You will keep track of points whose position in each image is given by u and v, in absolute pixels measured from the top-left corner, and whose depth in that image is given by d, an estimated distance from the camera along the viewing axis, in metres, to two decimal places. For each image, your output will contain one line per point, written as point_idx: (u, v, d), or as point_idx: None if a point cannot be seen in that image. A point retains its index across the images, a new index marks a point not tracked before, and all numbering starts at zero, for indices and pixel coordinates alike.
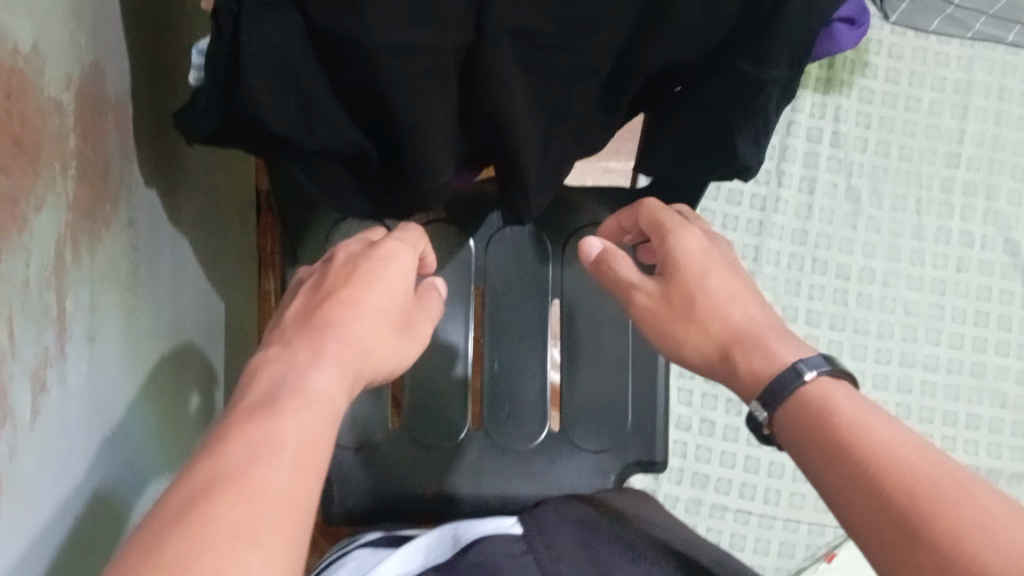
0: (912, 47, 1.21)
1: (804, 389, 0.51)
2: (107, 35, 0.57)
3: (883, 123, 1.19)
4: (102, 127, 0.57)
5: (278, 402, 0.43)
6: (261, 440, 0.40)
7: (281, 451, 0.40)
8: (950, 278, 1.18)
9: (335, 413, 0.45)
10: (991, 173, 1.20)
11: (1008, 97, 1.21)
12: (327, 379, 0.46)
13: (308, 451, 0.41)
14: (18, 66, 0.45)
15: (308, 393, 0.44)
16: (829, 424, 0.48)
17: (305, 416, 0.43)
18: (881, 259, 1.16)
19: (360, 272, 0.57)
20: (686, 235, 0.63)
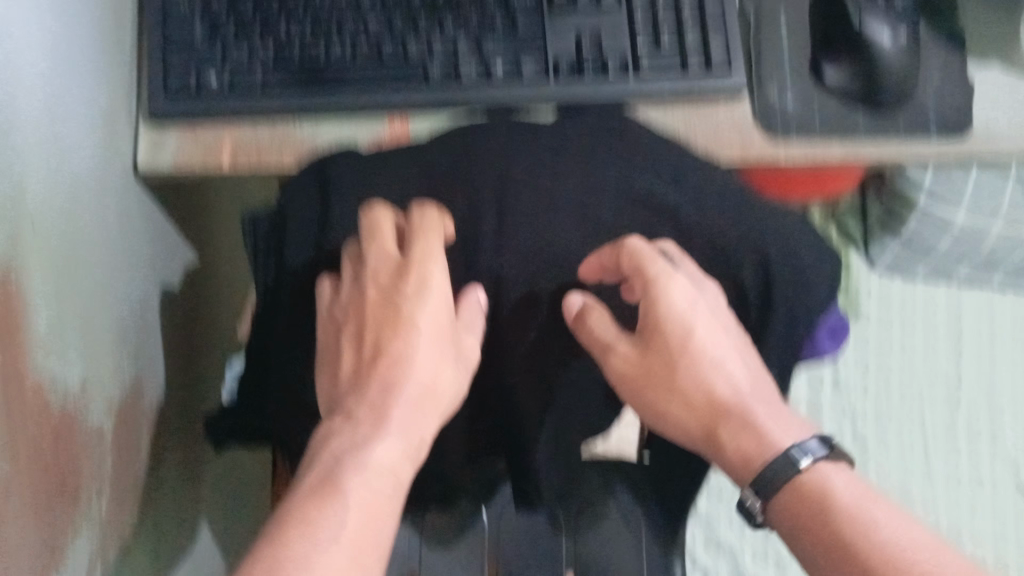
0: (901, 294, 1.24)
1: (800, 479, 0.45)
2: (148, 355, 0.61)
3: (881, 366, 1.22)
4: (139, 439, 0.60)
5: (340, 486, 0.43)
6: (322, 517, 0.42)
7: (339, 540, 0.41)
8: (967, 486, 1.17)
9: (398, 488, 0.45)
10: (994, 416, 1.20)
11: (1002, 340, 1.22)
12: (392, 444, 0.45)
13: (367, 531, 0.42)
14: (68, 412, 0.48)
15: (369, 461, 0.44)
16: (829, 519, 0.43)
17: (369, 480, 0.44)
18: (890, 482, 1.18)
19: (399, 317, 0.48)
20: (671, 285, 0.49)
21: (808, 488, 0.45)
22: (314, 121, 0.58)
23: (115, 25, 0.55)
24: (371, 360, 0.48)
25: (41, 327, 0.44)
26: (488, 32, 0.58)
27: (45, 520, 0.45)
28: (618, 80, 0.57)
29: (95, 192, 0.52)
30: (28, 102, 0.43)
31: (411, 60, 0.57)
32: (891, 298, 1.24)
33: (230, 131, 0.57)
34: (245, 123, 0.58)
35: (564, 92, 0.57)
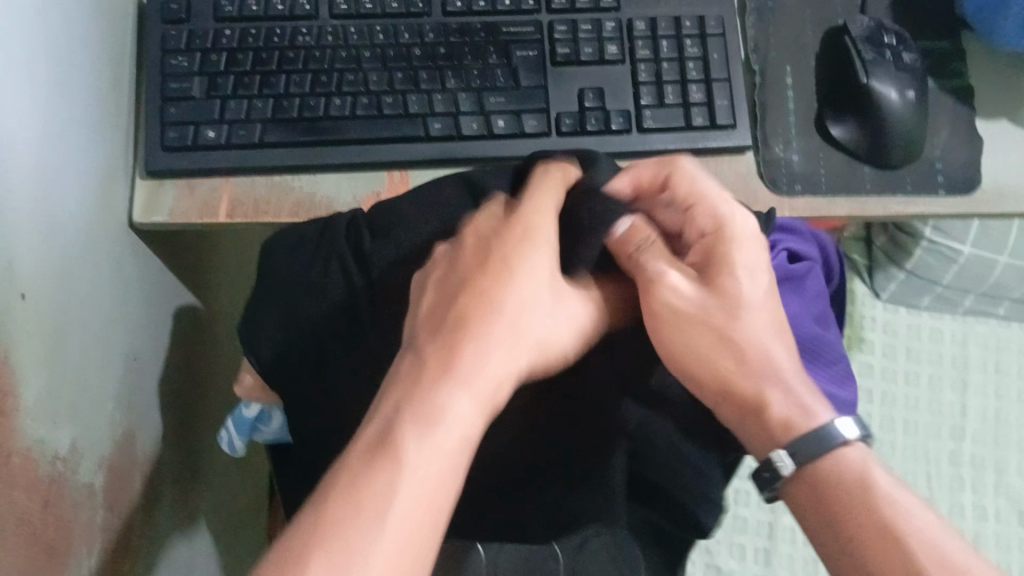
0: (905, 323, 1.28)
1: (837, 458, 0.44)
2: (140, 406, 0.61)
3: (886, 397, 1.24)
4: (129, 490, 0.59)
5: (408, 423, 0.38)
6: (386, 462, 0.37)
7: (403, 486, 0.36)
8: (971, 510, 1.18)
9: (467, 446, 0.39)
10: (998, 447, 1.21)
11: (1006, 370, 1.25)
12: (467, 402, 0.39)
13: (434, 493, 0.37)
14: (58, 472, 0.48)
15: (444, 417, 0.39)
16: (856, 502, 0.42)
17: (432, 438, 0.38)
18: None
19: (495, 258, 0.45)
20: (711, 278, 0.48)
21: (828, 463, 0.44)
22: (315, 172, 0.58)
23: (112, 81, 0.56)
24: (458, 285, 0.44)
25: (30, 386, 0.45)
26: (488, 88, 0.59)
27: None
28: (626, 133, 0.59)
29: (90, 246, 0.52)
30: (22, 156, 0.44)
31: (411, 114, 0.58)
32: (898, 329, 1.28)
33: (228, 184, 0.58)
34: (245, 176, 0.58)
35: (574, 144, 0.59)
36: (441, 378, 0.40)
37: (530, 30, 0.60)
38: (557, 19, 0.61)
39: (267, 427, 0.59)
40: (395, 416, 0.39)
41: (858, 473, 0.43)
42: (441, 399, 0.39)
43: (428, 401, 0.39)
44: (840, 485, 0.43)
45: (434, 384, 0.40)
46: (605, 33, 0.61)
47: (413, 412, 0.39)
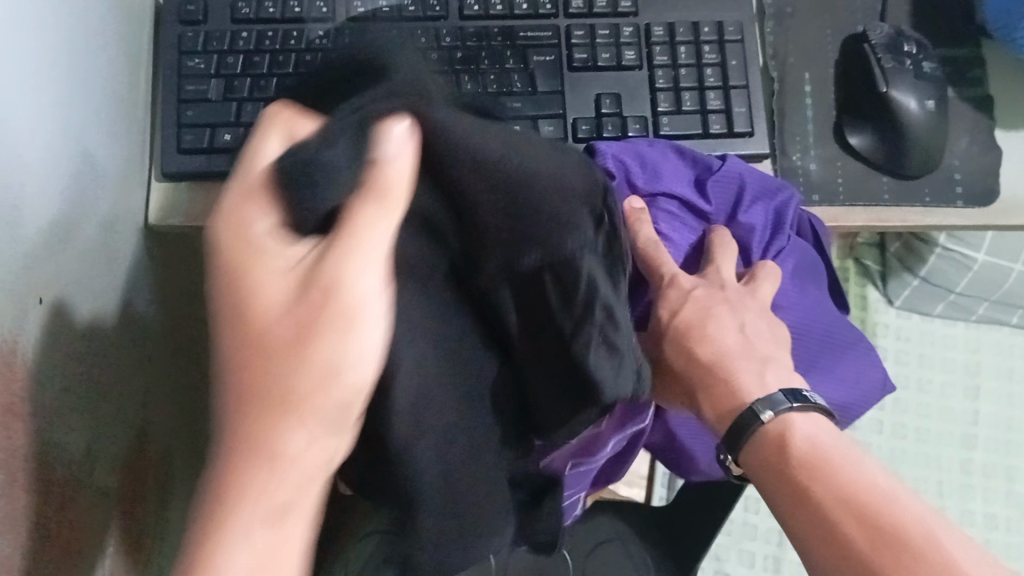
0: (918, 329, 1.27)
1: (764, 428, 0.49)
2: (153, 408, 0.61)
3: (898, 404, 1.23)
4: (142, 492, 0.59)
5: (254, 472, 0.36)
6: (235, 517, 0.36)
7: (256, 529, 0.37)
8: (981, 524, 1.18)
9: (318, 468, 0.38)
10: (1009, 454, 1.21)
11: (1019, 377, 1.25)
12: (301, 433, 0.36)
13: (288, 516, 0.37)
14: (71, 478, 0.48)
15: (283, 457, 0.36)
16: (788, 465, 0.48)
17: (277, 483, 0.37)
18: None
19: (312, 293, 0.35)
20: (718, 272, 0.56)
21: (763, 432, 0.49)
22: None
23: (128, 81, 0.56)
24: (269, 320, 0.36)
25: (44, 395, 0.45)
26: (505, 93, 0.58)
27: None
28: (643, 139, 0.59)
29: (104, 249, 0.52)
30: (35, 160, 0.44)
31: None
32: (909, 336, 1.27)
33: None
34: None
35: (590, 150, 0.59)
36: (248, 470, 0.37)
37: (548, 35, 0.60)
38: (573, 23, 0.61)
39: None
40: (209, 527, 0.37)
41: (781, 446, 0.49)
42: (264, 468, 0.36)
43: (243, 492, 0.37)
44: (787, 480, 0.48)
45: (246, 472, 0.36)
46: (623, 38, 0.60)
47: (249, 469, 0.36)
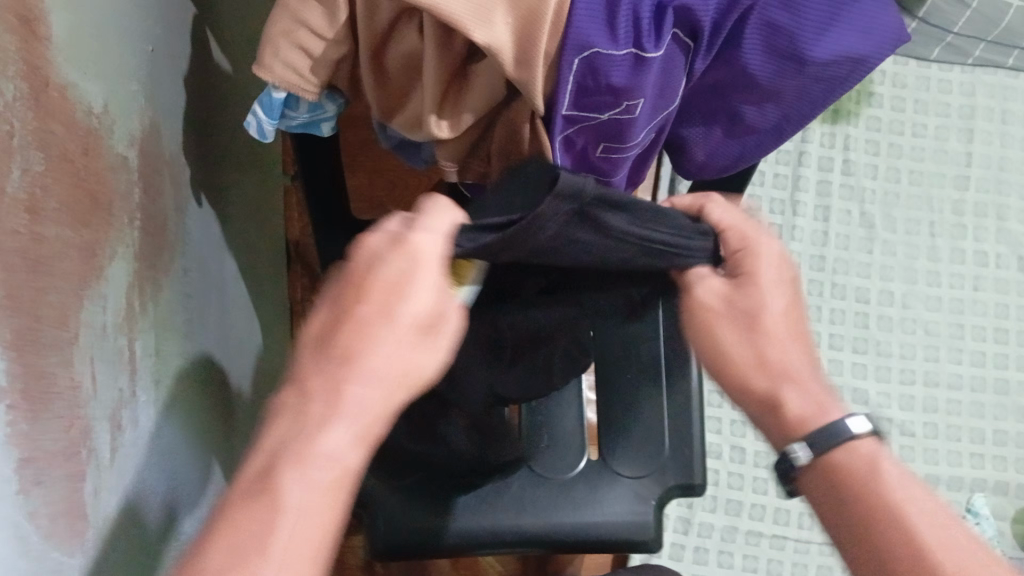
0: (914, 75, 1.27)
1: (847, 460, 0.52)
2: (161, 102, 0.60)
3: (891, 149, 1.24)
4: (160, 184, 0.60)
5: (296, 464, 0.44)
6: (269, 496, 0.43)
7: (284, 514, 0.43)
8: (973, 271, 1.20)
9: (344, 476, 0.45)
10: (1000, 195, 1.23)
11: (1011, 119, 1.26)
12: (341, 433, 0.46)
13: (337, 489, 0.45)
14: (93, 126, 0.48)
15: (312, 453, 0.45)
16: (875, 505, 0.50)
17: (318, 495, 0.44)
18: (899, 266, 1.19)
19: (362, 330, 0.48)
20: None
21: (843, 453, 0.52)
22: None
23: None
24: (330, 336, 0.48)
25: (59, 24, 0.44)
26: None
27: (79, 227, 0.46)
28: None
29: None
30: None
31: None
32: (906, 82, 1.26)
33: None
34: None
35: None
36: (320, 418, 0.46)
37: None
38: None
39: (295, 113, 0.58)
40: (244, 490, 0.44)
41: (869, 465, 0.52)
42: (350, 389, 0.47)
43: (339, 395, 0.46)
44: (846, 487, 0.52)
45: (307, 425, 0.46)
46: None
47: (337, 377, 0.47)
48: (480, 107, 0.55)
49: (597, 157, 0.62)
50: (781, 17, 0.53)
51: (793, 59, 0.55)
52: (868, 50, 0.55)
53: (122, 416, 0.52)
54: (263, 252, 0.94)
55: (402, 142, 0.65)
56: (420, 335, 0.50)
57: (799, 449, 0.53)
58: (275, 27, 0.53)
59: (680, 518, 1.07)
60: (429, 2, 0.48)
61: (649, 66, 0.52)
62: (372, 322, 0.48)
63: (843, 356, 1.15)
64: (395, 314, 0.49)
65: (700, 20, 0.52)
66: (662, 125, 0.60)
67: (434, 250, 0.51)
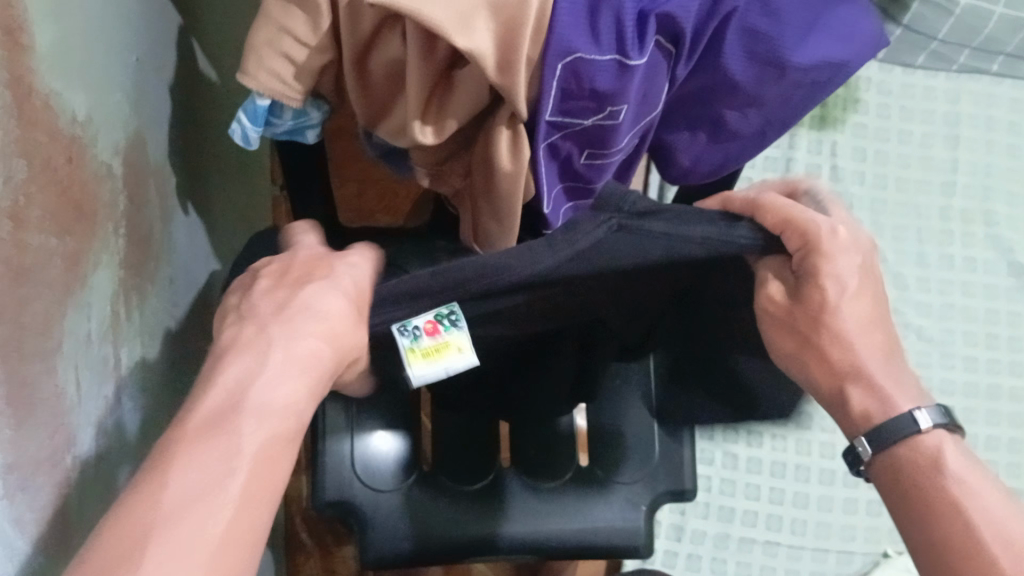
0: (899, 83, 1.28)
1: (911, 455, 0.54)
2: (147, 111, 0.60)
3: (878, 156, 1.25)
4: (146, 192, 0.60)
5: (216, 447, 0.44)
6: (192, 482, 0.42)
7: (209, 499, 0.42)
8: (962, 277, 1.21)
9: (265, 460, 0.45)
10: (988, 201, 1.24)
11: (997, 126, 1.27)
12: (259, 422, 0.46)
13: (258, 480, 0.44)
14: (76, 135, 0.48)
15: (239, 444, 0.44)
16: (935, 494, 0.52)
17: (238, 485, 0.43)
18: (889, 272, 1.20)
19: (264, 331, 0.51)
20: None
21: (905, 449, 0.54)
22: None
23: None
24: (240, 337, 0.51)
25: (42, 34, 0.44)
26: None
27: (62, 235, 0.46)
28: None
29: None
30: None
31: None
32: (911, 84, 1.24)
33: None
34: None
35: None
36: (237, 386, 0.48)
37: None
38: None
39: (280, 121, 0.58)
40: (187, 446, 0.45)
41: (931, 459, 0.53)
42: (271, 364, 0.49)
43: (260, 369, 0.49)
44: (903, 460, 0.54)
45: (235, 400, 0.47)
46: None
47: (248, 363, 0.49)
48: (464, 112, 0.56)
49: (581, 163, 0.62)
50: (762, 24, 0.54)
51: (775, 66, 0.55)
52: (849, 57, 0.56)
53: (109, 423, 0.52)
54: None
55: (388, 150, 0.65)
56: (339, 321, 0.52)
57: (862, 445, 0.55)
58: (259, 35, 0.53)
59: (672, 526, 1.07)
60: (410, 9, 0.48)
61: (632, 74, 0.53)
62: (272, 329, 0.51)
63: None
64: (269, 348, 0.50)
65: (683, 27, 0.53)
66: (646, 131, 0.61)
67: (290, 295, 0.54)
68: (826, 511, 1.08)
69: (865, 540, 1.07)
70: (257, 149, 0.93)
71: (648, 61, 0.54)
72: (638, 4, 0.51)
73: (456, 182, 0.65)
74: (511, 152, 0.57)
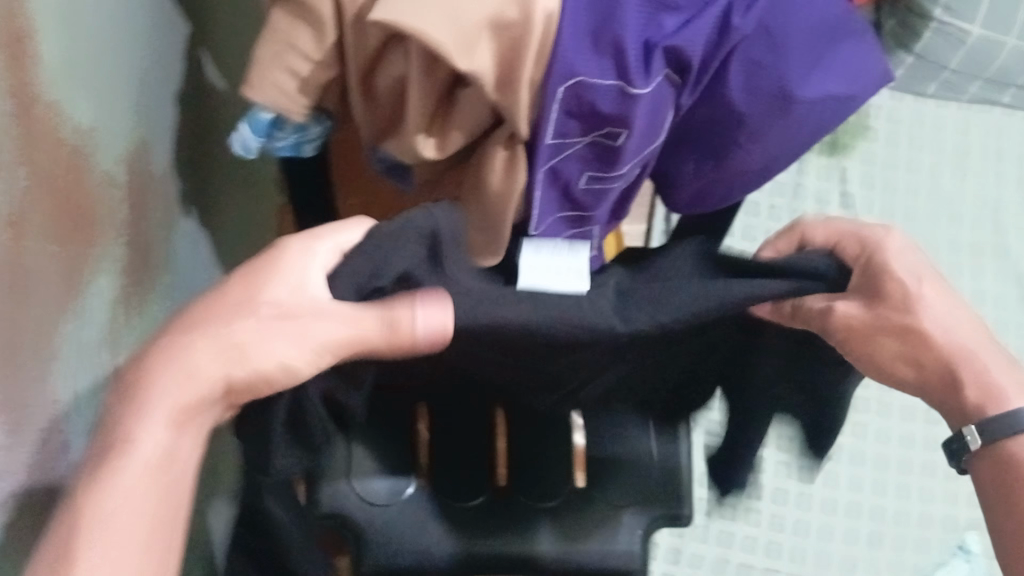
0: (910, 111, 1.28)
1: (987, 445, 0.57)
2: (153, 121, 0.61)
3: (887, 184, 1.24)
4: (148, 202, 0.60)
5: (126, 445, 0.41)
6: (143, 460, 0.41)
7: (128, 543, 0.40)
8: (971, 310, 1.20)
9: (177, 472, 0.42)
10: (999, 232, 1.24)
11: (1008, 157, 1.27)
12: (157, 427, 0.41)
13: (163, 471, 0.41)
14: (79, 144, 0.48)
15: (130, 449, 0.41)
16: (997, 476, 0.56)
17: (158, 479, 0.41)
18: None
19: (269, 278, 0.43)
20: None
21: None
22: None
23: None
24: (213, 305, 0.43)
25: (49, 45, 0.44)
26: None
27: (61, 243, 0.46)
28: None
29: None
30: None
31: None
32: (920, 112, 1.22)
33: None
34: None
35: None
36: (132, 412, 0.41)
37: None
38: None
39: (282, 135, 0.58)
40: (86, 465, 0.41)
41: None
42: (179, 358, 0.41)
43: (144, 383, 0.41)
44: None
45: (134, 416, 0.41)
46: None
47: (191, 362, 0.41)
48: (468, 130, 0.56)
49: (579, 189, 0.61)
50: (766, 56, 0.54)
51: (780, 99, 0.55)
52: (854, 91, 0.56)
53: (100, 434, 0.52)
54: None
55: (392, 165, 0.65)
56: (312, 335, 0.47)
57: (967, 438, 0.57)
58: (265, 50, 0.53)
59: (670, 548, 1.06)
60: (413, 28, 0.48)
61: (635, 101, 0.52)
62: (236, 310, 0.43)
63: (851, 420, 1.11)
64: (255, 304, 0.43)
65: (689, 58, 0.52)
66: (647, 161, 0.60)
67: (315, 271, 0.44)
68: (827, 541, 1.07)
69: (867, 571, 1.05)
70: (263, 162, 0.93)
71: (655, 91, 0.53)
72: (644, 35, 0.51)
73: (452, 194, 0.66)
74: (504, 173, 0.58)
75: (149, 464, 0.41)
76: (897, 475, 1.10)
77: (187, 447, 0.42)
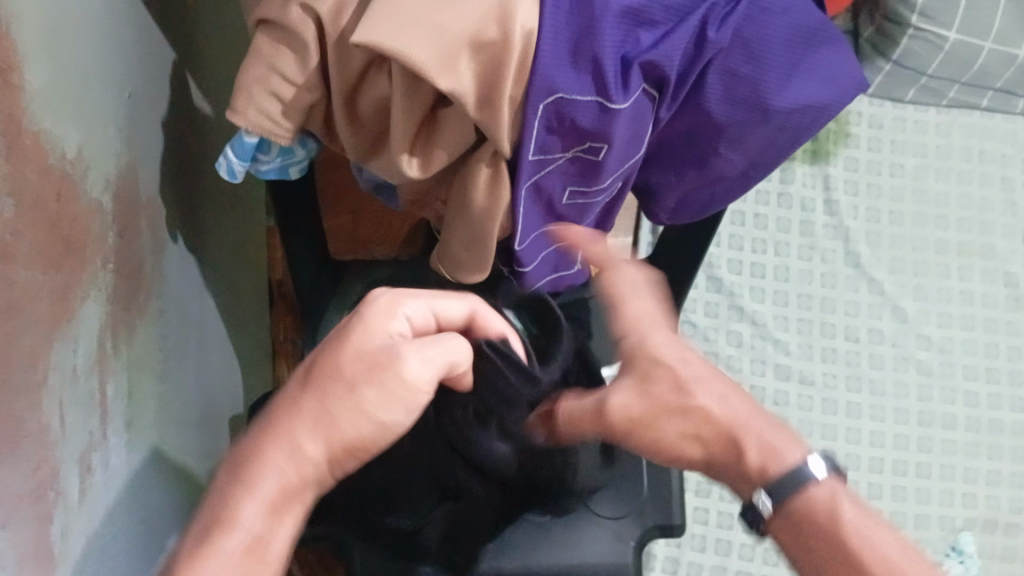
0: (890, 117, 1.29)
1: (803, 499, 0.53)
2: (139, 146, 0.61)
3: (870, 188, 1.26)
4: (137, 227, 0.61)
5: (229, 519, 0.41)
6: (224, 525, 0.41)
7: None
8: (959, 311, 1.21)
9: (257, 557, 0.41)
10: (983, 233, 1.25)
11: (990, 159, 1.28)
12: (254, 506, 0.42)
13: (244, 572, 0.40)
14: (67, 171, 0.49)
15: (235, 525, 0.41)
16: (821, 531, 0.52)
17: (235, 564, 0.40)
18: (888, 320, 1.19)
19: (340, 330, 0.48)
20: None
21: (804, 497, 0.53)
22: None
23: None
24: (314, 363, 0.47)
25: (34, 75, 0.45)
26: None
27: (51, 270, 0.46)
28: None
29: None
30: None
31: None
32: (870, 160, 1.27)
33: None
34: None
35: None
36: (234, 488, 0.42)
37: None
38: None
39: (268, 156, 0.59)
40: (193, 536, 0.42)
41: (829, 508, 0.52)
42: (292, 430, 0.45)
43: None
44: (811, 510, 0.53)
45: (293, 419, 0.45)
46: None
47: (304, 407, 0.45)
48: (452, 149, 0.56)
49: (564, 203, 0.62)
50: (744, 67, 0.55)
51: (758, 108, 0.56)
52: (831, 98, 0.57)
53: (94, 458, 0.52)
54: (243, 291, 0.95)
55: (380, 184, 0.66)
56: (366, 373, 0.47)
57: (762, 498, 0.54)
58: (249, 74, 0.54)
59: (668, 558, 1.05)
60: (395, 50, 0.48)
61: (616, 115, 0.53)
62: (331, 384, 0.46)
63: (838, 437, 1.12)
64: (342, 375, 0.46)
65: (667, 72, 0.53)
66: (630, 174, 0.61)
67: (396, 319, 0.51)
68: None
69: None
70: (249, 183, 0.94)
71: (635, 105, 0.54)
72: (622, 50, 0.52)
73: (438, 208, 0.66)
74: (489, 190, 0.58)
75: (240, 546, 0.41)
76: (893, 477, 1.11)
77: (282, 534, 0.43)
